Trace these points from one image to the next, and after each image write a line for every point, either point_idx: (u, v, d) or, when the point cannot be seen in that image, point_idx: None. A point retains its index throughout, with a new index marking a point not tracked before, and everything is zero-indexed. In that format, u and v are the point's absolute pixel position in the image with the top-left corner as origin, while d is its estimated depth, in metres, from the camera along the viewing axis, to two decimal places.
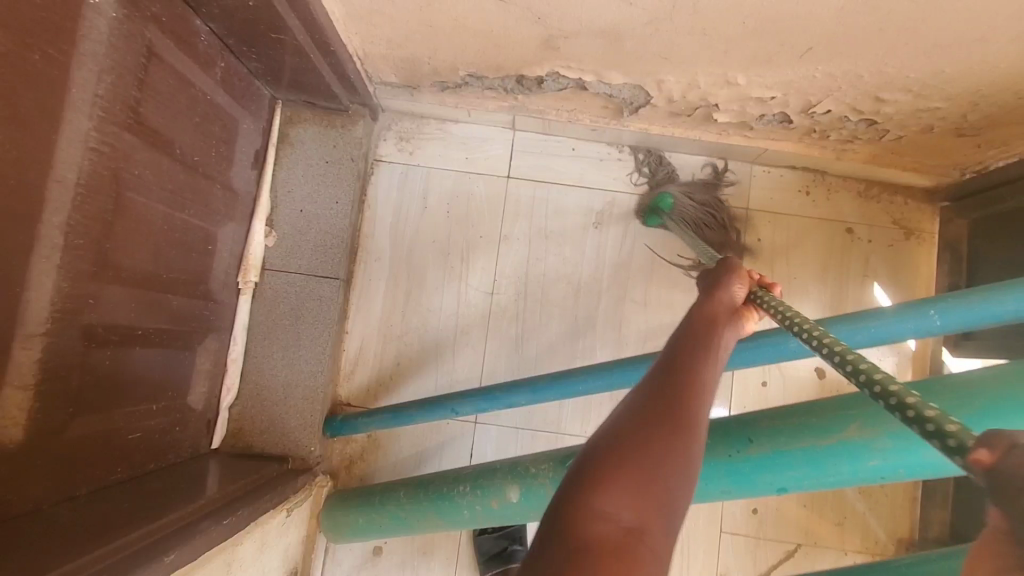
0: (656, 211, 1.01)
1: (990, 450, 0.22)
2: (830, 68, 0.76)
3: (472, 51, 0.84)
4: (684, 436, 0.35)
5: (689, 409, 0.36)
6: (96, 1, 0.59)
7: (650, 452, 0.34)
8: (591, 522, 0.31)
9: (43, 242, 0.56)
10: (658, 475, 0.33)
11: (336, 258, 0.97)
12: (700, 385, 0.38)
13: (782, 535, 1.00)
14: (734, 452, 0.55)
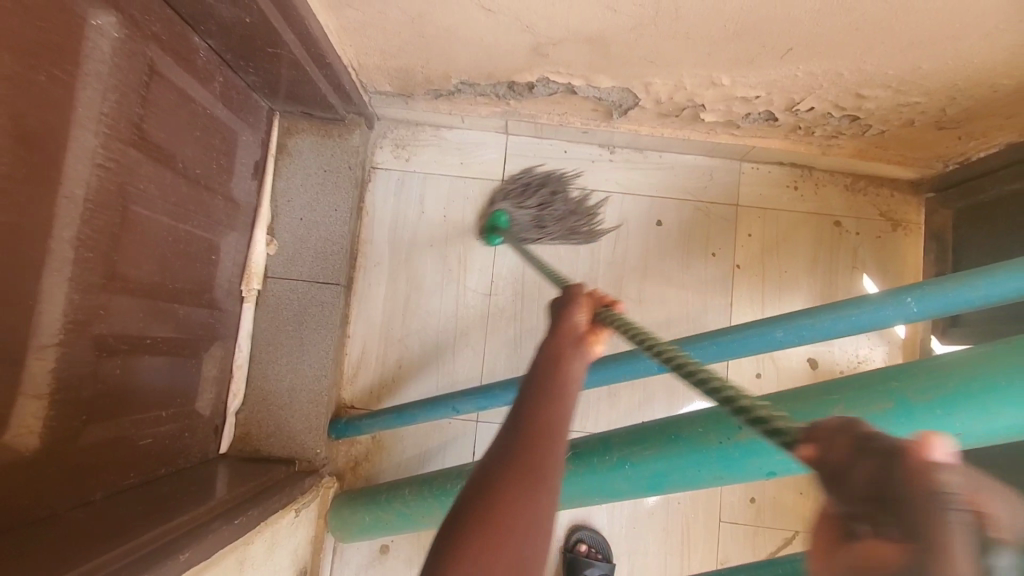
0: (493, 229, 1.02)
1: (812, 445, 0.28)
2: (810, 67, 0.79)
3: (463, 60, 0.87)
4: (531, 489, 0.35)
5: (535, 459, 0.36)
6: (99, 22, 0.61)
7: (506, 501, 0.34)
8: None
9: (55, 256, 0.58)
10: (515, 521, 0.34)
11: (337, 264, 0.99)
12: (554, 416, 0.39)
13: (781, 523, 1.02)
14: (724, 439, 0.57)
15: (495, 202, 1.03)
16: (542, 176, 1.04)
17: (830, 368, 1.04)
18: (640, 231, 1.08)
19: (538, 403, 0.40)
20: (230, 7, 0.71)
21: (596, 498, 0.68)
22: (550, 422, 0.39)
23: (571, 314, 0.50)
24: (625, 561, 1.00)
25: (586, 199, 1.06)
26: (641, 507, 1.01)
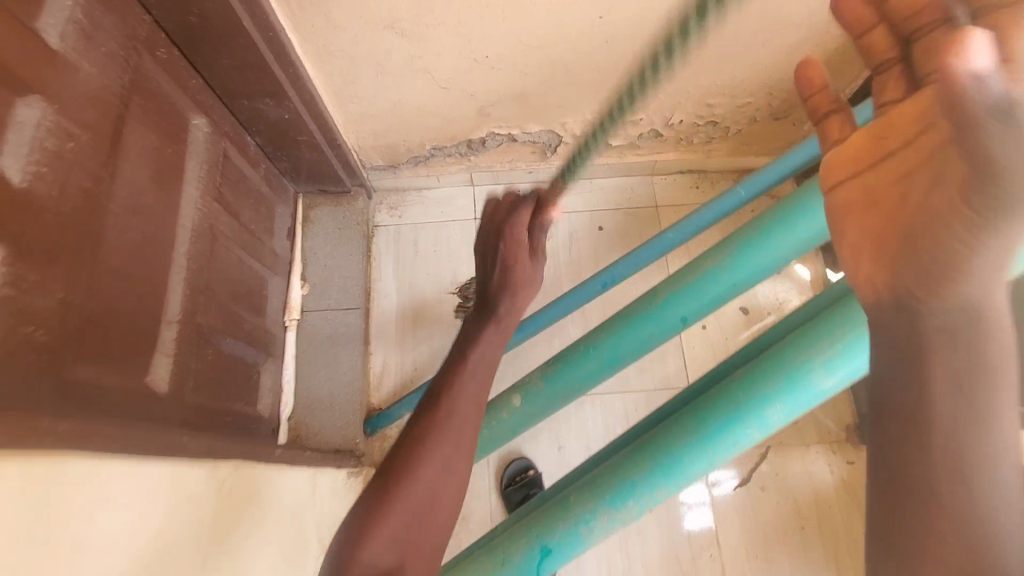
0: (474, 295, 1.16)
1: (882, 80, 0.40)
2: (666, 90, 1.16)
3: (433, 129, 1.23)
4: (421, 507, 0.55)
5: (415, 483, 0.56)
6: (197, 122, 0.95)
7: (397, 511, 0.54)
8: (363, 557, 0.51)
9: (177, 261, 0.87)
10: (406, 530, 0.53)
11: (356, 293, 1.29)
12: (436, 442, 0.58)
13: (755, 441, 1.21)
14: (648, 305, 0.84)
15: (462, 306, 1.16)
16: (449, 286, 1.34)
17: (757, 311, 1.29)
18: (588, 237, 1.39)
19: (430, 438, 0.58)
20: (275, 108, 1.06)
21: (578, 388, 0.90)
22: (431, 440, 0.58)
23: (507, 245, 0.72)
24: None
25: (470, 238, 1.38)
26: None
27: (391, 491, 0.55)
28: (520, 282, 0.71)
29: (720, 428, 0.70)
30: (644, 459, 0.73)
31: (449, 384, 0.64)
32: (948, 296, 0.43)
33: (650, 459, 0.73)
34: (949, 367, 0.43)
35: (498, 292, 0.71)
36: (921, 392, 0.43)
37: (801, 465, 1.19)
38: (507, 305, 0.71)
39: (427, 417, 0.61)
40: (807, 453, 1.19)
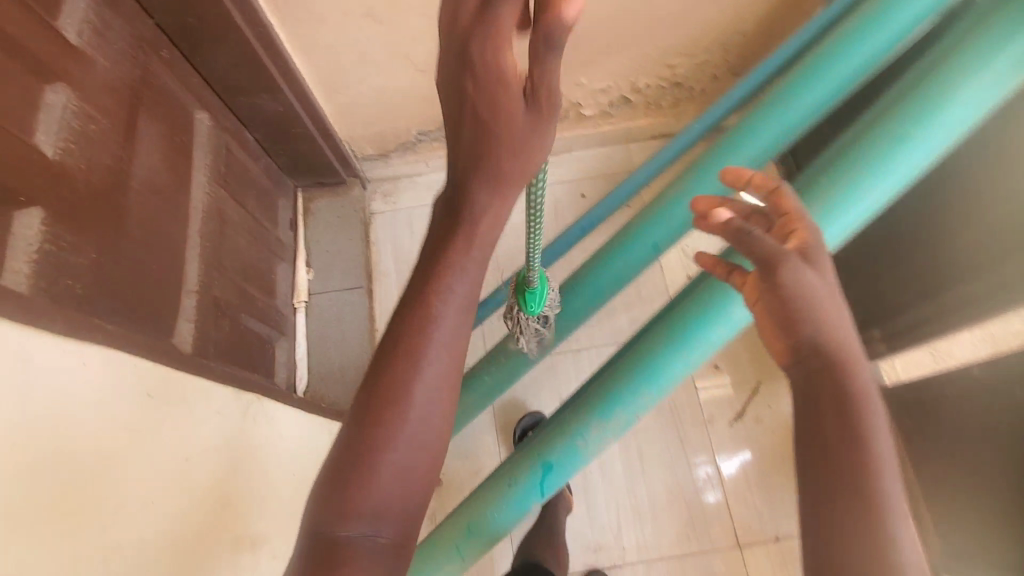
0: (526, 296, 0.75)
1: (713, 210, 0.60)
2: (629, 55, 1.25)
3: (417, 114, 1.32)
4: (405, 459, 0.41)
5: (386, 427, 0.42)
6: (200, 117, 1.05)
7: (370, 471, 0.40)
8: (342, 543, 0.39)
9: (191, 239, 0.95)
10: (393, 494, 0.40)
11: (358, 274, 1.38)
12: (402, 371, 0.43)
13: (744, 378, 1.29)
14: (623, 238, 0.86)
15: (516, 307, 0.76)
16: None
17: None
18: (572, 205, 1.47)
19: (389, 371, 0.43)
20: (270, 102, 1.15)
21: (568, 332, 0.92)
22: (393, 371, 0.43)
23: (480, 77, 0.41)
24: (632, 441, 1.25)
25: None
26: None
27: (358, 456, 0.41)
28: (510, 144, 0.44)
29: (692, 324, 0.69)
30: (631, 370, 0.71)
31: (416, 311, 0.44)
32: (806, 331, 0.49)
33: (634, 368, 0.70)
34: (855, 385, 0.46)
35: (472, 160, 0.45)
36: (838, 403, 0.45)
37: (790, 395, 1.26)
38: (486, 180, 0.45)
39: (395, 351, 0.44)
40: None
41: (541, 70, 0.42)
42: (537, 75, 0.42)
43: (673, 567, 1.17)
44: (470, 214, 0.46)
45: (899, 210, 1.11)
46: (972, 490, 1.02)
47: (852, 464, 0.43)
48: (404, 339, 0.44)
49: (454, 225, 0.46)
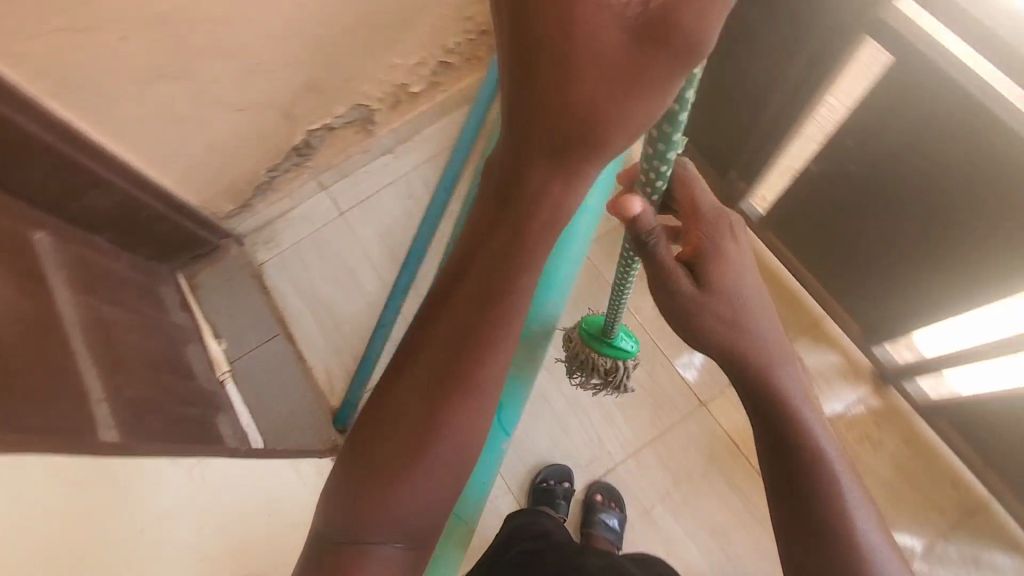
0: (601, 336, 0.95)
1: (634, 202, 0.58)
2: (432, 19, 1.23)
3: (257, 155, 1.29)
4: (423, 482, 0.53)
5: (410, 451, 0.53)
6: (36, 237, 1.01)
7: (389, 493, 0.53)
8: (371, 545, 0.53)
9: (76, 357, 0.92)
10: (406, 514, 0.53)
11: (269, 324, 1.41)
12: (430, 403, 0.54)
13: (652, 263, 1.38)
14: None
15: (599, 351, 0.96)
16: (348, 278, 1.47)
17: None
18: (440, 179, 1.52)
19: (417, 398, 0.54)
20: (103, 197, 1.13)
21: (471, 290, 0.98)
22: (428, 397, 0.54)
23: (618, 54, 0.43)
24: None
25: (346, 232, 1.50)
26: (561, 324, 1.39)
27: (390, 460, 0.53)
28: (616, 106, 0.44)
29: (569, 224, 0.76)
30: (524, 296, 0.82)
31: (468, 330, 0.53)
32: (715, 340, 0.66)
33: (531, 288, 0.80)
34: (815, 447, 0.62)
35: (587, 123, 0.45)
36: (806, 468, 0.62)
37: None
38: (547, 161, 0.48)
39: (442, 376, 0.54)
40: None
41: (693, 22, 0.41)
42: (694, 33, 0.41)
43: (659, 445, 1.26)
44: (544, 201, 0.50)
45: (719, 63, 1.18)
46: (867, 273, 1.15)
47: (832, 512, 0.61)
48: (450, 351, 0.54)
49: (513, 223, 0.51)
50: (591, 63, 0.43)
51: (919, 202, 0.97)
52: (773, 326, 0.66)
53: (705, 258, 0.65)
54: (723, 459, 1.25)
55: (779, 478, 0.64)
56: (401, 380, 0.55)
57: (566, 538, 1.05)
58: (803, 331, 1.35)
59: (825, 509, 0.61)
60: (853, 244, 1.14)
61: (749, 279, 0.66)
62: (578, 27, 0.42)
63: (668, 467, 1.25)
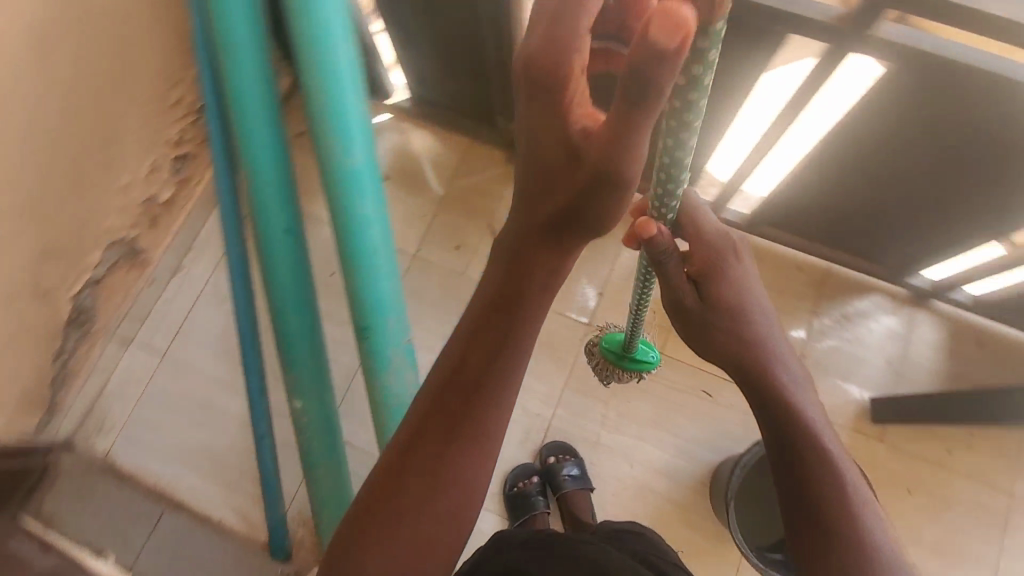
0: (626, 356, 1.02)
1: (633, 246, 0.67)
2: (133, 121, 1.12)
3: (33, 352, 1.09)
4: (423, 532, 0.57)
5: (416, 505, 0.57)
6: None
7: (388, 538, 0.56)
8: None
9: None
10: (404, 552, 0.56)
11: (148, 508, 1.27)
12: (444, 461, 0.57)
13: (477, 232, 1.43)
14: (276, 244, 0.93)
15: (633, 370, 1.02)
16: (208, 413, 1.33)
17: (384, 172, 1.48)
18: None
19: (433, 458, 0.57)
20: None
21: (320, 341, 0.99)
22: (442, 457, 0.57)
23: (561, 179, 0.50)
24: None
25: (178, 371, 1.36)
26: (432, 331, 1.37)
27: (389, 512, 0.56)
28: (591, 203, 0.51)
29: (364, 249, 0.84)
30: (364, 321, 0.86)
31: (487, 390, 0.58)
32: (712, 340, 0.68)
33: (365, 310, 0.86)
34: (830, 466, 0.60)
35: (557, 216, 0.53)
36: (824, 487, 0.60)
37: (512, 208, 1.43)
38: (543, 248, 0.56)
39: (455, 434, 0.58)
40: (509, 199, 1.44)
41: (610, 152, 0.46)
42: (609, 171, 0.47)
43: (570, 383, 1.30)
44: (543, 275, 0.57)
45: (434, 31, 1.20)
46: None
47: (855, 536, 0.58)
48: (462, 405, 0.58)
49: (517, 294, 0.58)
50: (564, 169, 0.50)
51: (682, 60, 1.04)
52: (780, 347, 0.68)
53: (711, 276, 0.68)
54: None
55: (790, 491, 0.61)
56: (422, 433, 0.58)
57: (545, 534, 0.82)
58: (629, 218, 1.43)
59: (848, 534, 0.58)
60: None
61: (755, 305, 0.68)
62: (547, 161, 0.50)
63: (587, 397, 1.29)
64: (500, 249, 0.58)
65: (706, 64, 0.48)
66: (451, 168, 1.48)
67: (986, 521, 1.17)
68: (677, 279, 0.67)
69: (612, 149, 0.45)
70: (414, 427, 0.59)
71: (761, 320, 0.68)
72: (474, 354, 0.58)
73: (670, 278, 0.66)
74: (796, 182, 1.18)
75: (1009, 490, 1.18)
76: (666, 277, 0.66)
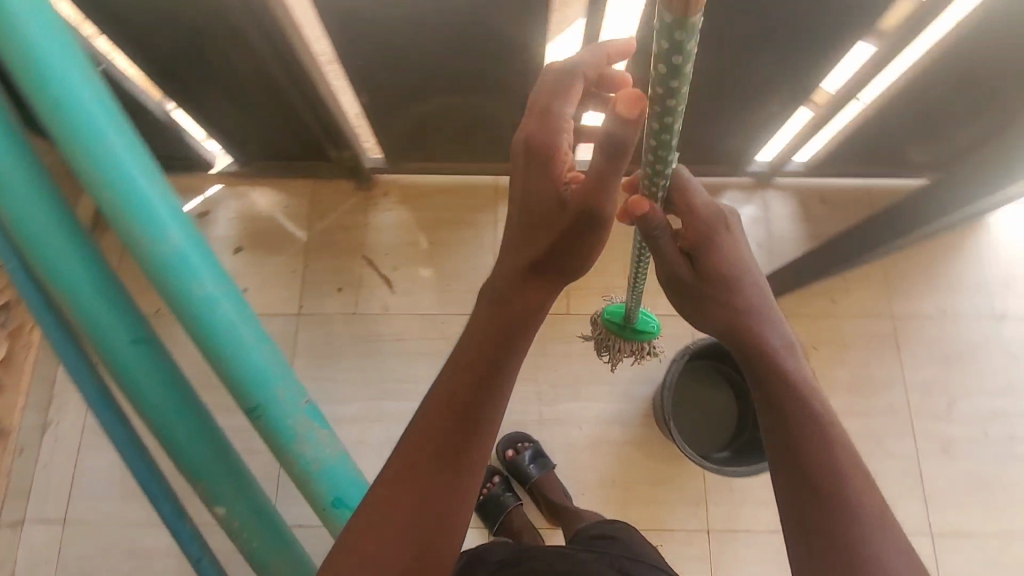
0: (627, 327, 1.03)
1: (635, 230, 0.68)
2: None
3: None
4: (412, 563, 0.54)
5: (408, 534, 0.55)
6: None
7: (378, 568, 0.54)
8: None
9: None
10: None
11: None
12: (440, 484, 0.56)
13: (355, 266, 1.39)
14: (128, 359, 0.86)
15: (634, 340, 1.04)
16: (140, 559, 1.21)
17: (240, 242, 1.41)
18: None
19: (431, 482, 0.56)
20: None
21: (217, 433, 0.92)
22: (439, 481, 0.56)
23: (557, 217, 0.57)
24: (388, 383, 1.32)
25: (89, 530, 1.22)
26: (345, 379, 1.32)
27: (369, 552, 0.54)
28: (570, 247, 0.58)
29: (219, 327, 0.79)
30: (252, 401, 0.81)
31: (484, 427, 0.58)
32: (704, 311, 0.67)
33: (246, 388, 0.80)
34: (829, 451, 0.56)
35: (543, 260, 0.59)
36: (823, 476, 0.55)
37: (380, 231, 1.41)
38: (534, 286, 0.60)
39: (451, 454, 0.57)
40: (374, 223, 1.41)
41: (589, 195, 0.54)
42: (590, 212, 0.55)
43: None
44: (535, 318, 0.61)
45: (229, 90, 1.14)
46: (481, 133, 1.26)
47: (855, 531, 0.53)
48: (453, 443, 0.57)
49: (510, 331, 0.59)
50: (553, 220, 0.57)
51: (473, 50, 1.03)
52: (772, 322, 0.65)
53: (706, 248, 0.67)
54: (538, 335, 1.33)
55: (785, 464, 0.57)
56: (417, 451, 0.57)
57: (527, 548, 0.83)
58: (495, 200, 1.43)
59: (848, 531, 0.53)
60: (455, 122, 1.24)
61: (751, 279, 0.67)
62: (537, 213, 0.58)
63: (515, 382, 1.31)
64: (488, 289, 0.62)
65: (686, 52, 0.49)
66: (305, 214, 1.43)
67: (882, 347, 1.30)
68: (673, 251, 0.67)
69: (596, 194, 0.53)
70: (402, 461, 0.57)
71: (755, 292, 0.66)
72: (471, 380, 0.58)
73: (665, 250, 0.67)
74: None
75: (889, 314, 1.32)
76: (662, 250, 0.67)
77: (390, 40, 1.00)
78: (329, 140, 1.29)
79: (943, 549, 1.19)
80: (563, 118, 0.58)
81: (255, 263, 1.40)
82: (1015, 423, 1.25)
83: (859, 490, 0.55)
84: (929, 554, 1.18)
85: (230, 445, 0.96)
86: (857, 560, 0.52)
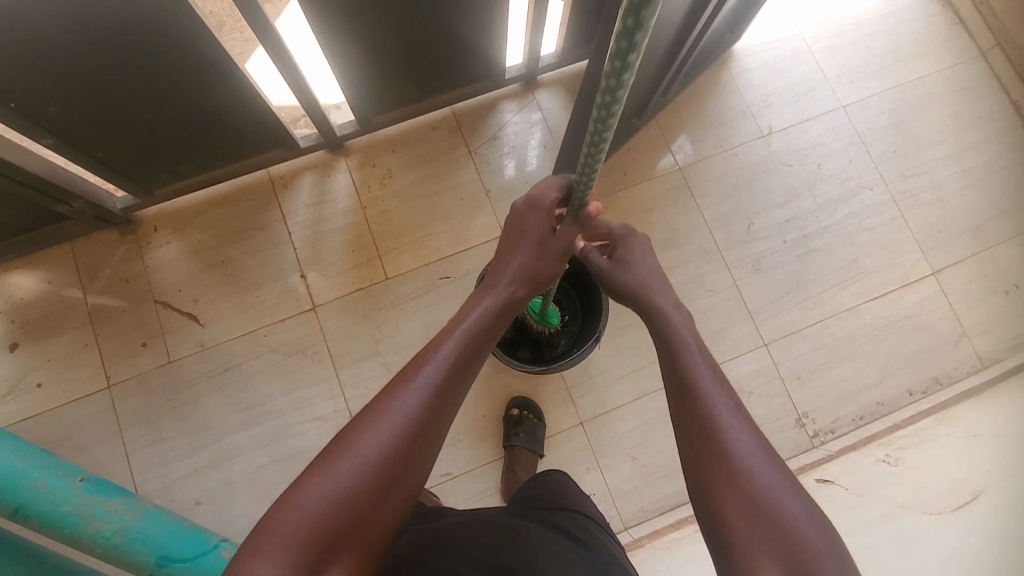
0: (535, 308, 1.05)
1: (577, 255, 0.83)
2: None
3: None
4: (396, 491, 0.54)
5: (406, 460, 0.55)
6: None
7: (375, 486, 0.53)
8: (325, 519, 0.50)
9: None
10: (378, 505, 0.53)
11: None
12: (442, 418, 0.58)
13: (151, 315, 1.29)
14: None
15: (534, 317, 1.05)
16: None
17: (13, 337, 1.26)
18: None
19: (440, 411, 0.58)
20: None
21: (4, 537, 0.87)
22: (444, 415, 0.59)
23: (551, 251, 0.75)
24: (233, 415, 1.26)
25: None
26: (189, 431, 1.25)
27: (370, 446, 0.54)
28: (551, 260, 0.75)
29: None
30: (8, 506, 0.74)
31: (478, 371, 0.64)
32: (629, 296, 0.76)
33: None
34: (691, 353, 0.63)
35: (531, 269, 0.73)
36: (687, 365, 0.61)
37: (161, 270, 1.30)
38: (516, 271, 0.72)
39: (454, 386, 0.60)
40: (153, 265, 1.30)
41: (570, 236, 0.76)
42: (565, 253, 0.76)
43: (339, 365, 1.28)
44: (522, 304, 0.72)
45: None
46: (217, 133, 1.18)
47: (724, 435, 0.54)
48: (461, 370, 0.61)
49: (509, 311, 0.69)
50: (547, 242, 0.75)
51: (130, 53, 0.92)
52: (663, 285, 0.74)
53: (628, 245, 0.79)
54: (364, 309, 1.31)
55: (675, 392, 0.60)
56: (418, 366, 0.60)
57: (486, 513, 0.77)
58: (273, 194, 1.35)
59: (705, 401, 0.57)
60: (180, 131, 1.14)
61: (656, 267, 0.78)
62: (538, 233, 0.74)
63: (359, 363, 1.29)
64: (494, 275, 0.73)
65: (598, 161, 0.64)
66: (72, 283, 1.29)
67: (679, 197, 1.36)
68: (606, 263, 0.79)
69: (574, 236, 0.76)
70: (435, 368, 0.59)
71: (656, 267, 0.77)
72: (486, 326, 0.66)
73: (597, 265, 0.80)
74: (358, 76, 1.18)
75: (676, 166, 1.37)
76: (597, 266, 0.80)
77: (22, 72, 0.88)
78: (57, 201, 1.15)
79: (778, 353, 1.30)
80: (551, 199, 0.75)
81: (38, 353, 1.26)
82: (808, 221, 1.36)
83: (715, 373, 0.60)
84: (769, 362, 1.30)
85: (34, 547, 0.89)
86: (733, 472, 0.52)
